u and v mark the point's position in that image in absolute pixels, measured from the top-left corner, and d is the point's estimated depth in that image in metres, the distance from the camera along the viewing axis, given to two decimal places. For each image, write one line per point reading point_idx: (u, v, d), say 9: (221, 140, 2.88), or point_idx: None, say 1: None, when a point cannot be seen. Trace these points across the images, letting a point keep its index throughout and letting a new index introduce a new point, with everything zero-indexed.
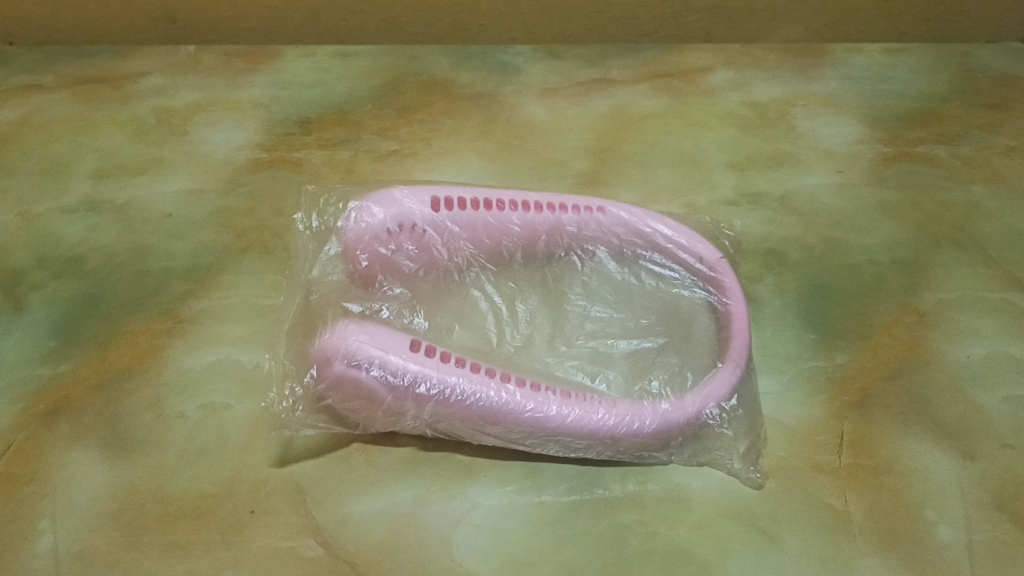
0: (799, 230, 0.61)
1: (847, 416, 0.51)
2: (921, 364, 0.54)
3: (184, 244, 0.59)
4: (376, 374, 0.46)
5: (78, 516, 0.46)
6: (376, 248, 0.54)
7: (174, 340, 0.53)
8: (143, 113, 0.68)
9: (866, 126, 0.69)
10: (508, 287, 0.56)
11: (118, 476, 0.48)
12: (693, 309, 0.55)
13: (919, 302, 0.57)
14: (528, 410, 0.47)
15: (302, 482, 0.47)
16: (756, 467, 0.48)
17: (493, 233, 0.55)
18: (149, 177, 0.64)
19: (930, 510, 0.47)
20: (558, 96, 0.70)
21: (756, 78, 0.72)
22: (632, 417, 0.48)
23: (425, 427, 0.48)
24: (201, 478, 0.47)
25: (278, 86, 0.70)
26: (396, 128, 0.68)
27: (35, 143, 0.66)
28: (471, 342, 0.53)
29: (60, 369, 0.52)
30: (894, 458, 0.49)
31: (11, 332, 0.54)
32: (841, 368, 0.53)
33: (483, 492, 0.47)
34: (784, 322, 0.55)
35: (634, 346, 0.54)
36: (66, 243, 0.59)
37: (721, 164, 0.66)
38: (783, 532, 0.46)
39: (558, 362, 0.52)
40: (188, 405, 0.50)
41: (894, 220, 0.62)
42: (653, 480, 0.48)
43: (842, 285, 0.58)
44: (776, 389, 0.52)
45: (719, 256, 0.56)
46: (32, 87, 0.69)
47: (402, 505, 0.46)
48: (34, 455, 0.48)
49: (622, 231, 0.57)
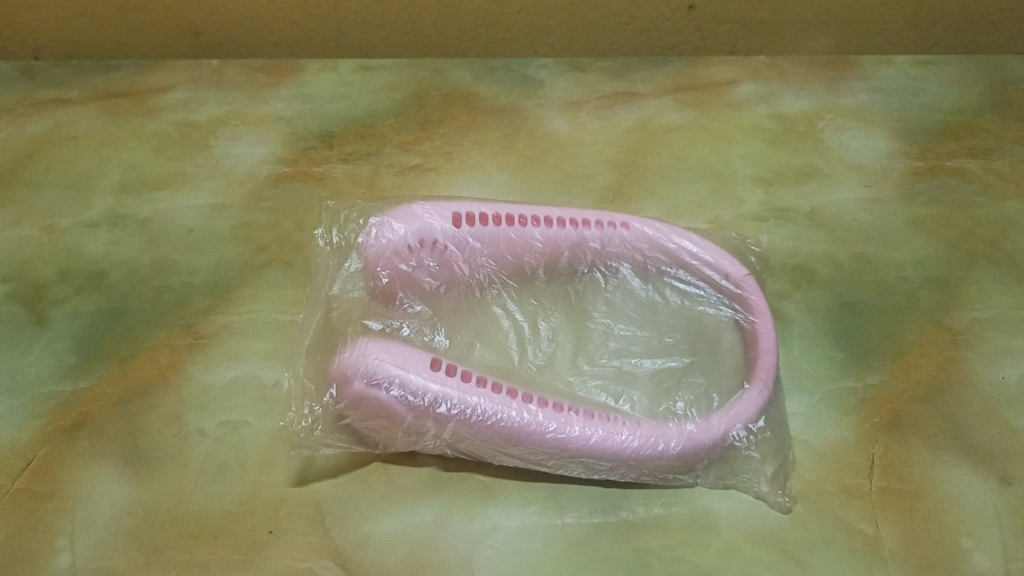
0: (828, 247, 0.60)
1: (879, 438, 0.49)
2: (954, 385, 0.52)
3: (205, 258, 0.59)
4: (396, 395, 0.46)
5: (97, 534, 0.46)
6: (396, 263, 0.53)
7: (194, 356, 0.53)
8: (167, 126, 0.68)
9: (895, 141, 0.67)
10: (531, 305, 0.55)
11: (137, 493, 0.47)
12: (719, 328, 0.54)
13: (952, 320, 0.56)
14: (550, 430, 0.46)
15: (321, 502, 0.47)
16: (785, 491, 0.47)
17: (516, 250, 0.54)
18: (172, 191, 0.64)
19: (965, 537, 0.46)
20: (582, 110, 0.70)
21: (783, 90, 0.71)
22: (656, 439, 0.47)
23: (445, 447, 0.47)
24: (220, 497, 0.47)
25: (301, 100, 0.70)
26: (419, 142, 0.67)
27: (60, 158, 0.66)
28: (493, 361, 0.52)
29: (81, 385, 0.52)
30: (928, 482, 0.48)
31: (34, 346, 0.54)
32: (871, 388, 0.52)
33: (504, 513, 0.46)
34: (813, 341, 0.54)
35: (658, 365, 0.53)
36: (89, 258, 0.59)
37: (747, 179, 0.65)
38: (812, 558, 0.45)
39: (581, 381, 0.51)
40: (207, 422, 0.50)
41: (925, 236, 0.61)
42: (678, 503, 0.47)
43: (872, 303, 0.57)
44: (806, 410, 0.51)
45: (745, 273, 0.54)
46: (58, 102, 0.70)
47: (422, 525, 0.46)
48: (54, 471, 0.48)
49: (646, 247, 0.56)
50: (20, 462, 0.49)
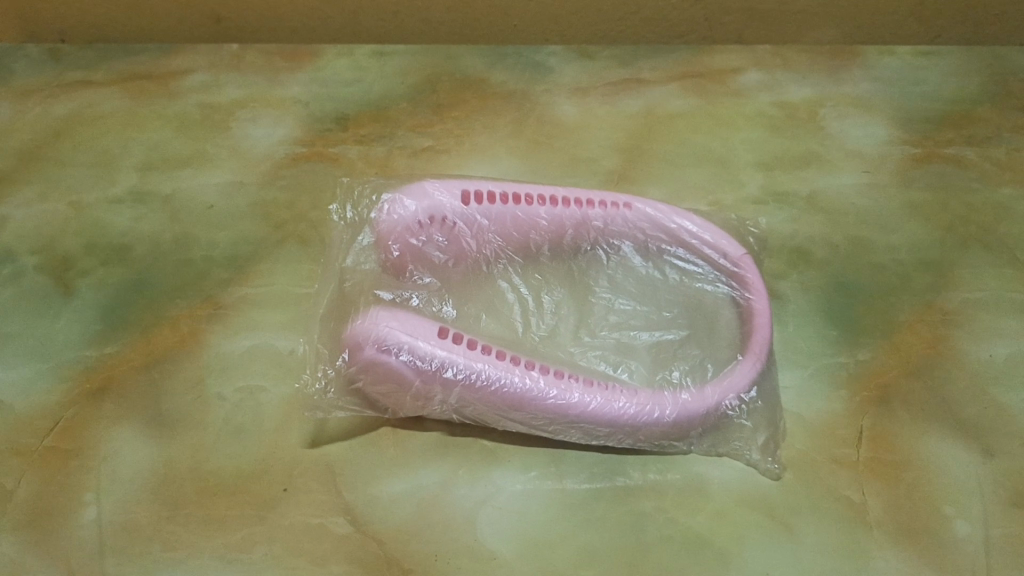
0: (826, 229, 0.62)
1: (868, 411, 0.51)
2: (943, 362, 0.54)
3: (225, 233, 0.61)
4: (405, 360, 0.48)
5: (122, 490, 0.48)
6: (407, 238, 0.55)
7: (214, 325, 0.56)
8: (188, 108, 0.71)
9: (895, 128, 0.69)
10: (535, 279, 0.57)
11: (159, 452, 0.50)
12: (717, 304, 0.56)
13: (944, 301, 0.58)
14: (551, 396, 0.48)
15: (333, 463, 0.49)
16: (775, 459, 0.49)
17: (522, 227, 0.57)
18: (193, 169, 0.66)
19: (948, 505, 0.48)
20: (590, 96, 0.72)
21: (786, 79, 0.73)
22: (652, 406, 0.49)
23: (451, 412, 0.49)
24: (237, 456, 0.49)
25: (317, 84, 0.72)
26: (431, 125, 0.69)
27: (86, 137, 0.69)
28: (498, 331, 0.54)
29: (106, 351, 0.55)
30: (914, 454, 0.50)
31: (61, 314, 0.57)
32: (863, 364, 0.54)
33: (507, 477, 0.49)
34: (807, 318, 0.56)
35: (656, 338, 0.55)
36: (114, 232, 0.62)
37: (749, 164, 0.67)
38: (799, 522, 0.47)
39: (581, 352, 0.53)
40: (226, 387, 0.52)
41: (921, 220, 0.63)
42: (673, 469, 0.49)
43: (867, 284, 0.58)
44: (798, 383, 0.53)
45: (743, 252, 0.56)
46: (84, 83, 0.72)
47: (428, 486, 0.48)
48: (80, 431, 0.51)
49: (647, 226, 0.58)
50: (49, 422, 0.51)
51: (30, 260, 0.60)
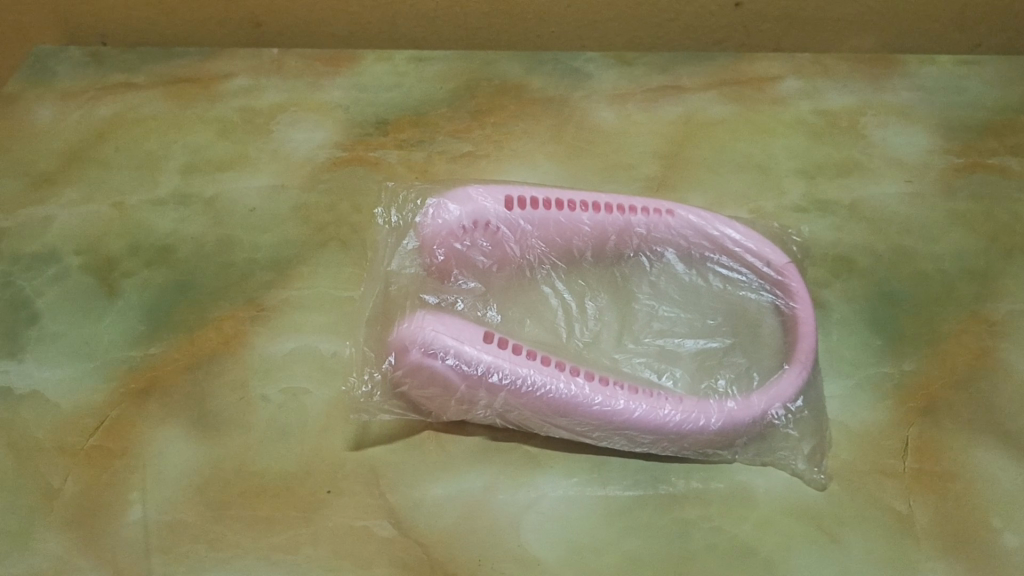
0: (868, 238, 0.61)
1: (914, 422, 0.51)
2: (989, 373, 0.54)
3: (267, 236, 0.62)
4: (451, 364, 0.48)
5: (167, 490, 0.49)
6: (451, 243, 0.56)
7: (257, 327, 0.56)
8: (229, 111, 0.71)
9: (936, 137, 0.69)
10: (578, 285, 0.57)
11: (204, 453, 0.50)
12: (759, 312, 0.56)
13: (989, 311, 0.57)
14: (596, 403, 0.48)
15: (376, 465, 0.49)
16: (821, 468, 0.49)
17: (565, 232, 0.57)
18: (234, 172, 0.67)
19: (996, 517, 0.47)
20: (629, 102, 0.71)
21: (826, 87, 0.72)
22: (698, 414, 0.49)
23: (495, 417, 0.49)
24: (282, 458, 0.50)
25: (358, 89, 0.73)
26: (470, 130, 0.70)
27: (129, 140, 0.70)
28: (541, 336, 0.54)
29: (151, 351, 0.55)
30: (961, 465, 0.49)
31: (106, 315, 0.57)
32: (908, 374, 0.53)
33: (550, 482, 0.49)
34: (851, 327, 0.56)
35: (701, 345, 0.54)
36: (158, 234, 0.63)
37: (790, 171, 0.66)
38: (845, 533, 0.46)
39: (625, 358, 0.53)
40: (270, 388, 0.53)
41: (965, 229, 0.62)
42: (717, 478, 0.49)
43: (910, 293, 0.58)
44: (843, 393, 0.52)
45: (786, 260, 0.56)
46: (127, 87, 0.74)
47: (471, 491, 0.48)
48: (126, 430, 0.51)
49: (690, 233, 0.58)
50: (95, 420, 0.52)
51: (76, 260, 0.61)
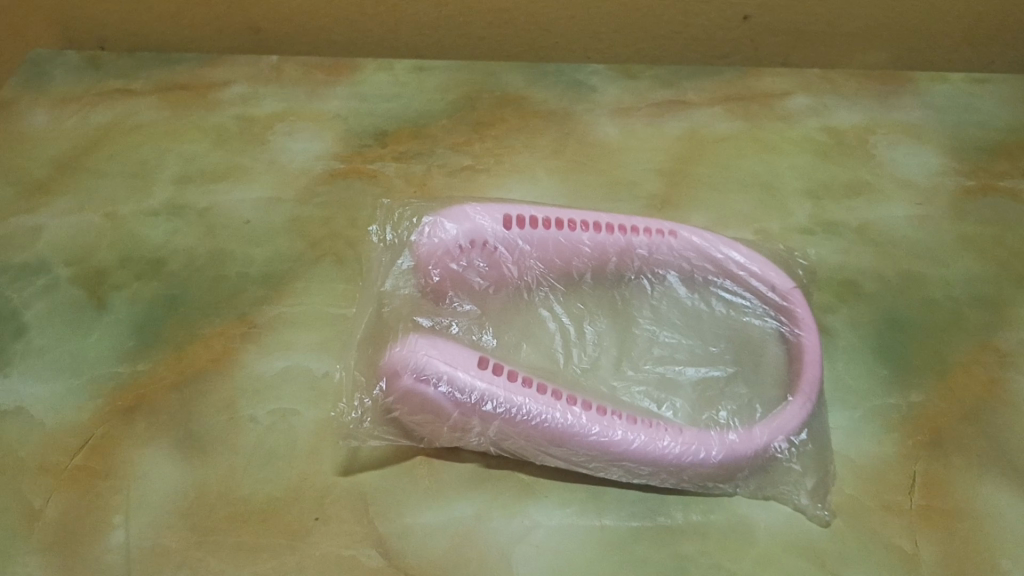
0: (875, 262, 0.60)
1: (920, 456, 0.49)
2: (999, 405, 0.52)
3: (261, 250, 0.60)
4: (444, 391, 0.47)
5: (149, 513, 0.47)
6: (448, 263, 0.55)
7: (248, 344, 0.55)
8: (226, 120, 0.70)
9: (947, 157, 0.67)
10: (577, 308, 0.55)
11: (189, 475, 0.49)
12: (764, 338, 0.54)
13: (999, 341, 0.55)
14: (593, 433, 0.47)
15: (365, 492, 0.48)
16: (825, 505, 0.47)
17: (564, 253, 0.56)
18: (229, 183, 0.65)
19: (1004, 558, 0.45)
20: (633, 116, 0.70)
21: (835, 104, 0.71)
22: (698, 446, 0.47)
23: (489, 445, 0.48)
24: (269, 482, 0.48)
25: (357, 99, 0.71)
26: (471, 143, 0.68)
27: (124, 147, 0.68)
28: (538, 362, 0.52)
29: (138, 368, 0.54)
30: (970, 502, 0.48)
31: (94, 329, 0.56)
32: (915, 406, 0.52)
33: (544, 512, 0.47)
34: (857, 356, 0.54)
35: (702, 373, 0.53)
36: (149, 245, 0.61)
37: (796, 191, 0.65)
38: (849, 571, 0.45)
39: (624, 387, 0.52)
40: (258, 409, 0.51)
41: (975, 254, 0.60)
42: (716, 511, 0.47)
43: (918, 320, 0.56)
44: (848, 425, 0.51)
45: (792, 285, 0.55)
46: (123, 93, 0.72)
47: (462, 520, 0.47)
48: (111, 450, 0.50)
49: (693, 256, 0.57)
50: (79, 440, 0.50)
51: (65, 271, 0.60)
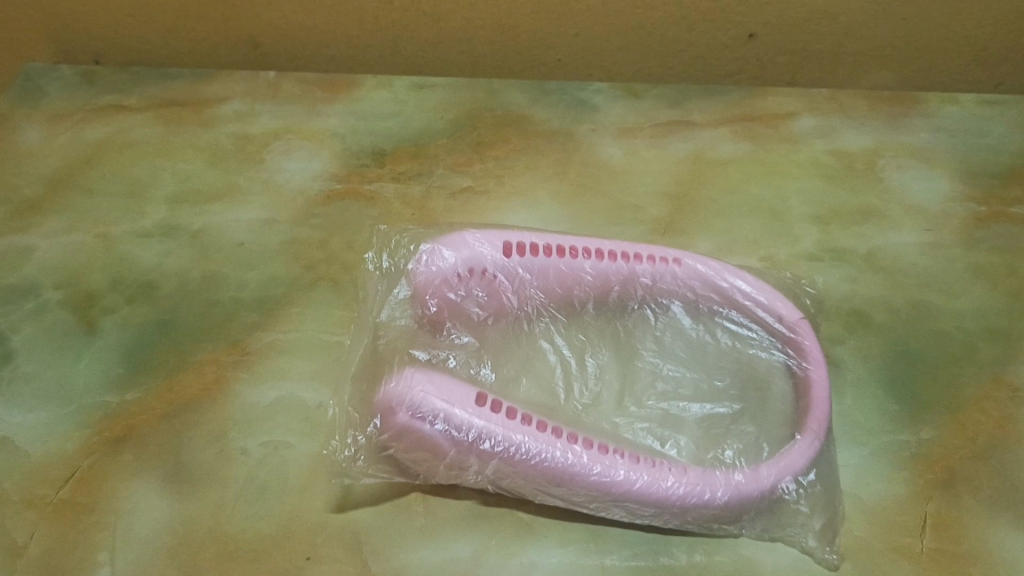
0: (884, 291, 0.58)
1: (931, 496, 0.48)
2: (1012, 444, 0.50)
3: (256, 274, 0.59)
4: (440, 429, 0.46)
5: (136, 550, 0.46)
6: (445, 292, 0.54)
7: (240, 372, 0.53)
8: (221, 138, 0.69)
9: (957, 183, 0.66)
10: (578, 340, 0.54)
11: (177, 510, 0.47)
12: (770, 372, 0.53)
13: (1012, 376, 0.54)
14: (594, 473, 0.46)
15: (358, 530, 0.46)
16: (833, 548, 0.46)
17: (566, 281, 0.55)
18: (224, 204, 0.64)
19: None
20: (637, 137, 0.69)
21: (843, 126, 0.70)
22: (702, 487, 0.46)
23: (487, 483, 0.47)
24: (259, 519, 0.47)
25: (356, 117, 0.70)
26: (471, 163, 0.67)
27: (117, 165, 0.67)
28: (539, 397, 0.51)
29: (127, 397, 0.52)
30: (982, 546, 0.46)
31: (83, 355, 0.55)
32: (926, 443, 0.50)
33: (543, 552, 0.45)
34: (866, 390, 0.53)
35: (707, 410, 0.51)
36: (141, 268, 0.60)
37: (803, 216, 0.63)
38: None
39: (627, 424, 0.50)
40: (250, 442, 0.50)
41: (986, 284, 0.59)
42: (721, 552, 0.46)
43: (929, 352, 0.55)
44: (857, 463, 0.49)
45: (800, 316, 0.54)
46: (118, 108, 0.71)
47: (458, 560, 0.45)
48: (97, 483, 0.48)
49: (698, 285, 0.55)
50: (64, 472, 0.49)
51: (54, 294, 0.58)
